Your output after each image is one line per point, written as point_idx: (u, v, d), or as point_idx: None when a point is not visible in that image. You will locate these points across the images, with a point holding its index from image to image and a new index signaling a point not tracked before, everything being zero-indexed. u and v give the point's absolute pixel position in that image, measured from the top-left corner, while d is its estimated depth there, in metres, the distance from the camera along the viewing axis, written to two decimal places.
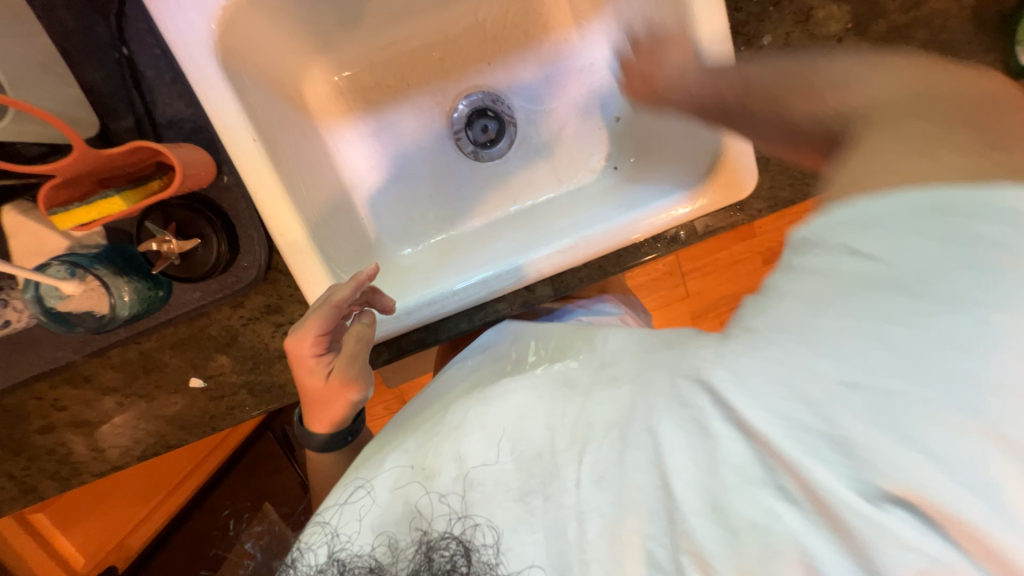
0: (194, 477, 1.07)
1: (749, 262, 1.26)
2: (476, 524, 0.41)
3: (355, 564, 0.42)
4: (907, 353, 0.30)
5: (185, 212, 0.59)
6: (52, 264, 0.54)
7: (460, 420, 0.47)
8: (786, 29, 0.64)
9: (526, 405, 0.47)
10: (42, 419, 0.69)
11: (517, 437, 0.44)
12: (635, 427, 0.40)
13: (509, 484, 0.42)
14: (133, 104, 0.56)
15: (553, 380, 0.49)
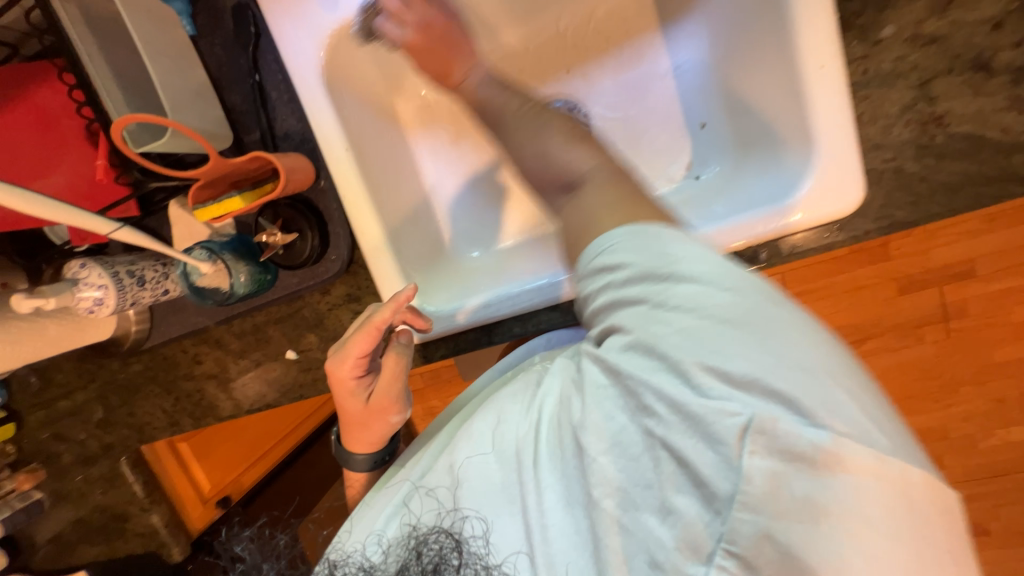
0: (295, 433, 1.24)
1: (879, 289, 0.93)
2: (464, 517, 0.47)
3: (354, 559, 0.48)
4: (732, 345, 0.35)
5: (289, 210, 0.69)
6: (195, 249, 0.68)
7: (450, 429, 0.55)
8: (917, 17, 0.53)
9: (511, 404, 0.49)
10: (186, 368, 0.87)
11: (483, 437, 0.49)
12: (565, 418, 0.44)
13: (492, 478, 0.48)
14: (260, 121, 0.68)
15: (527, 383, 0.50)
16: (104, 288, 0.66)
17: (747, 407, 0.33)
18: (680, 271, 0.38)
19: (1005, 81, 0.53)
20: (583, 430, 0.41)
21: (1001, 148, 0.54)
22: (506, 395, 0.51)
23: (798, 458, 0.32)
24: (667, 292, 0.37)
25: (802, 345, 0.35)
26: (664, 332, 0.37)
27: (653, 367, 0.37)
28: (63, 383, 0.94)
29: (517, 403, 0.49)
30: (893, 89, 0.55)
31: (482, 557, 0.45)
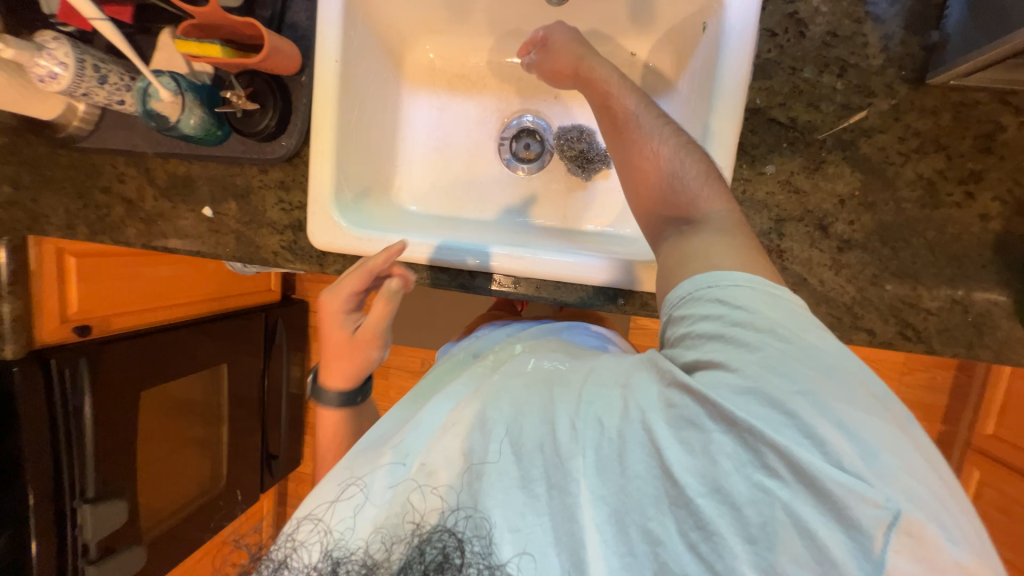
0: (171, 310, 1.39)
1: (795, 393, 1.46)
2: (465, 517, 0.47)
3: (351, 561, 0.48)
4: (837, 415, 0.39)
5: (264, 85, 0.77)
6: (166, 76, 0.73)
7: (462, 414, 0.53)
8: (792, 169, 0.66)
9: (521, 395, 0.52)
10: (105, 182, 0.90)
11: (498, 430, 0.49)
12: (632, 434, 0.44)
13: (511, 469, 0.47)
14: (275, 3, 0.76)
15: (535, 376, 0.55)
16: (63, 66, 0.70)
17: (881, 484, 0.37)
18: (740, 328, 0.45)
19: (833, 245, 0.66)
20: (625, 444, 0.44)
21: (815, 296, 0.67)
22: (521, 389, 0.53)
23: (927, 552, 0.35)
24: (697, 323, 0.48)
25: (885, 424, 0.39)
26: (760, 397, 0.41)
27: (742, 410, 0.40)
28: None
29: (530, 398, 0.51)
30: (757, 214, 0.68)
31: (484, 556, 0.45)
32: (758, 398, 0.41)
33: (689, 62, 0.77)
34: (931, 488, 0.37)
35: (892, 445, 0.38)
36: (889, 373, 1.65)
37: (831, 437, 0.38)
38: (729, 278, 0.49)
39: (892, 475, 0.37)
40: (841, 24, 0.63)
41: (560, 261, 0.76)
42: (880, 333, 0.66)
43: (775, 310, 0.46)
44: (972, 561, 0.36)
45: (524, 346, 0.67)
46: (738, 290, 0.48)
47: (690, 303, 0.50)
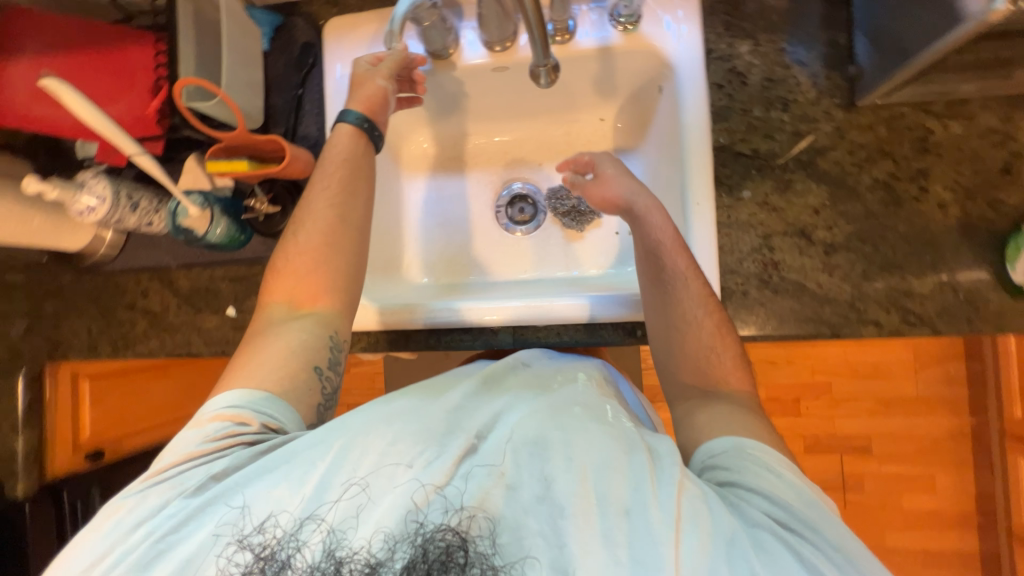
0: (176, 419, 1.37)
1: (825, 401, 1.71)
2: (471, 518, 0.49)
3: (351, 559, 0.49)
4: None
5: (283, 190, 0.85)
6: (194, 193, 0.80)
7: (535, 437, 0.54)
8: (766, 191, 0.75)
9: (605, 446, 0.53)
10: (130, 298, 0.94)
11: (582, 475, 0.50)
12: (724, 537, 0.47)
13: (584, 513, 0.49)
14: (288, 121, 0.87)
15: (629, 434, 0.55)
16: (101, 199, 0.77)
17: None
18: (781, 489, 0.52)
19: (820, 250, 0.73)
20: (716, 535, 0.47)
21: (817, 298, 0.73)
22: (606, 437, 0.54)
23: None
24: (735, 461, 0.54)
25: None
26: (821, 554, 0.47)
27: (815, 561, 0.46)
28: (8, 283, 0.99)
29: (617, 449, 0.53)
30: (745, 234, 0.75)
31: (489, 557, 0.48)
32: (801, 536, 0.48)
33: (652, 118, 0.89)
34: None
35: None
36: (904, 374, 1.68)
37: None
38: (754, 440, 0.56)
39: None
40: (775, 71, 0.76)
41: (576, 302, 0.79)
42: (886, 323, 0.71)
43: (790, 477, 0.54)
44: None
45: (587, 378, 0.65)
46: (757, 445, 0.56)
47: (727, 447, 0.56)
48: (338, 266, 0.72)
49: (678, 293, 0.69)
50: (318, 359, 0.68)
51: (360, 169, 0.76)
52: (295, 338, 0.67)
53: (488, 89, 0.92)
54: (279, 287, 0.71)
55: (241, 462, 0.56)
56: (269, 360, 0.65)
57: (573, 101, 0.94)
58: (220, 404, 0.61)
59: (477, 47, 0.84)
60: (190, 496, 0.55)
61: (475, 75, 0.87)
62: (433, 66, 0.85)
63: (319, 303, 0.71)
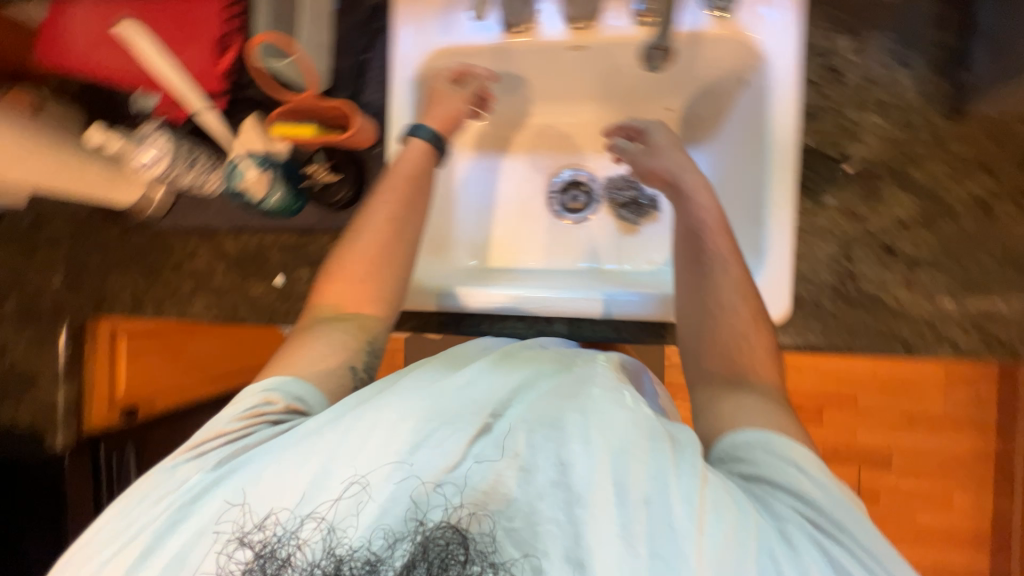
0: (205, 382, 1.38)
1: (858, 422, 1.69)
2: (472, 515, 0.47)
3: (351, 557, 0.47)
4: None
5: (343, 158, 0.82)
6: (252, 155, 0.78)
7: (541, 425, 0.49)
8: (850, 198, 0.71)
9: (621, 433, 0.48)
10: (176, 259, 0.93)
11: (600, 466, 0.46)
12: (751, 534, 0.44)
13: (590, 515, 0.45)
14: (351, 88, 0.84)
15: (647, 419, 0.49)
16: (160, 154, 0.75)
17: None
18: (807, 484, 0.49)
19: (902, 265, 0.70)
20: (739, 535, 0.44)
21: (893, 314, 0.70)
22: (618, 427, 0.48)
23: None
24: (761, 452, 0.51)
25: None
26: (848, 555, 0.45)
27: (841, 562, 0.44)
28: (53, 235, 0.98)
29: (637, 436, 0.48)
30: (824, 241, 0.72)
31: (490, 556, 0.45)
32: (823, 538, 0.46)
33: (728, 112, 0.85)
34: None
35: None
36: (933, 392, 1.65)
37: None
38: (781, 432, 0.53)
39: None
40: (874, 70, 0.71)
41: (638, 301, 0.77)
42: (964, 345, 0.68)
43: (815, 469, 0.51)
44: None
45: (607, 361, 0.57)
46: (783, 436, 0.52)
47: (752, 436, 0.53)
48: (387, 272, 0.70)
49: (715, 277, 0.69)
50: (355, 362, 0.65)
51: (421, 177, 0.75)
52: (332, 346, 0.64)
53: (557, 70, 0.87)
54: (330, 289, 0.69)
55: (261, 440, 0.55)
56: (310, 363, 0.62)
57: (645, 88, 0.90)
58: (262, 383, 0.60)
59: (556, 22, 0.79)
60: (211, 471, 0.53)
61: (549, 52, 0.82)
62: (506, 40, 0.80)
63: (363, 306, 0.69)
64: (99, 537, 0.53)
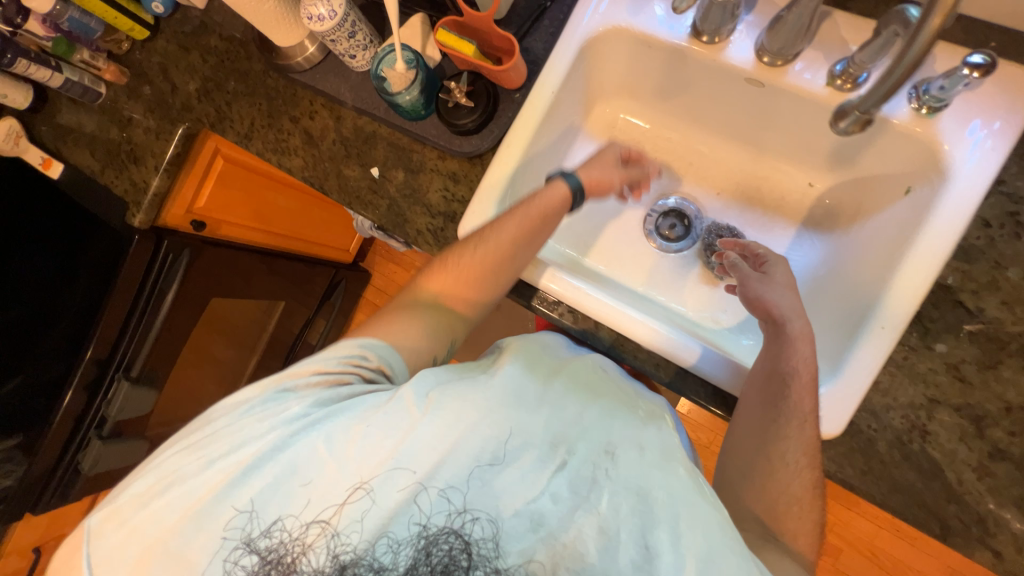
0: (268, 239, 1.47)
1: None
2: (471, 520, 0.57)
3: (359, 561, 0.55)
4: None
5: (483, 88, 0.82)
6: (407, 51, 0.79)
7: (575, 473, 0.59)
8: (964, 357, 0.65)
9: (663, 509, 0.56)
10: (299, 114, 0.98)
11: (683, 561, 0.54)
12: None
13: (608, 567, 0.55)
14: (522, 28, 0.83)
15: (690, 501, 0.57)
16: (332, 13, 0.78)
17: None
18: None
19: (984, 448, 0.63)
20: None
21: (948, 491, 0.64)
22: (649, 497, 0.57)
23: None
24: None
25: None
26: None
27: None
28: (210, 46, 1.06)
29: (679, 513, 0.56)
30: (912, 385, 0.66)
31: (493, 562, 0.56)
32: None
33: (875, 214, 0.78)
34: None
35: None
36: None
37: None
38: None
39: None
40: None
41: (702, 353, 0.74)
42: (1008, 559, 0.62)
43: None
44: None
45: (670, 424, 0.67)
46: None
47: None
48: (486, 278, 0.75)
49: (787, 429, 0.65)
50: (438, 349, 0.73)
51: (547, 219, 0.77)
52: (423, 334, 0.72)
53: (721, 96, 0.83)
54: (436, 277, 0.76)
55: (353, 394, 0.62)
56: (398, 346, 0.69)
57: (800, 151, 0.84)
58: (355, 339, 0.68)
59: (747, 51, 0.74)
60: (308, 409, 0.60)
61: (724, 75, 0.78)
62: (689, 46, 0.76)
63: (460, 305, 0.76)
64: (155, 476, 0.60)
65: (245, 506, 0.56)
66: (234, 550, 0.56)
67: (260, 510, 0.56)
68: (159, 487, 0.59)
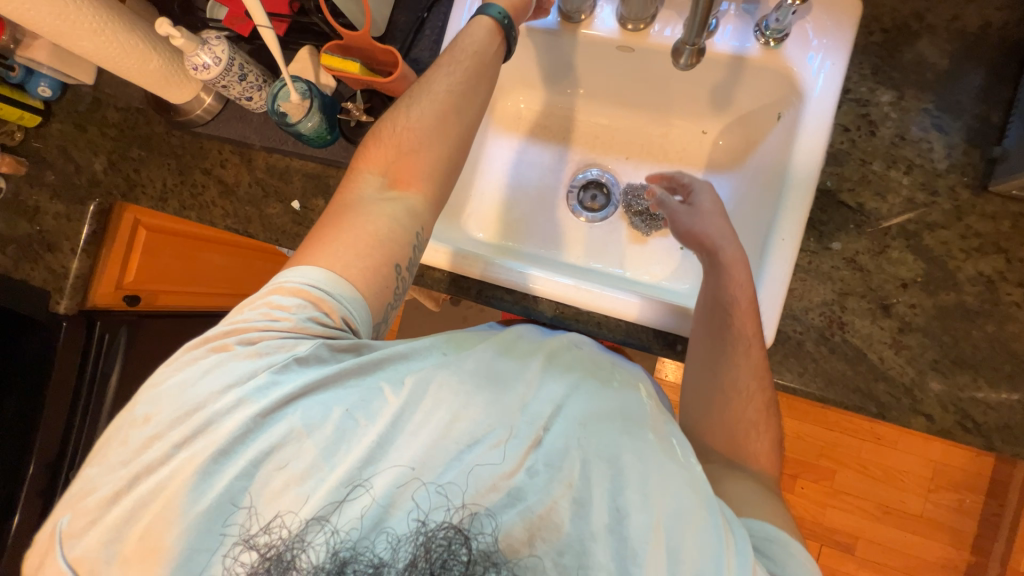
0: (209, 297, 1.46)
1: (841, 503, 1.64)
2: (472, 517, 0.49)
3: (359, 558, 0.48)
4: None
5: (381, 104, 0.86)
6: (300, 82, 0.81)
7: (572, 442, 0.53)
8: (857, 249, 0.71)
9: (663, 483, 0.50)
10: (209, 165, 0.98)
11: (655, 525, 0.48)
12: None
13: (609, 538, 0.48)
14: (405, 41, 0.88)
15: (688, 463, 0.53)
16: (216, 60, 0.80)
17: None
18: None
19: (893, 325, 0.69)
20: None
21: (874, 372, 0.69)
22: (658, 456, 0.52)
23: None
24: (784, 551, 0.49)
25: None
26: None
27: None
28: (106, 119, 1.04)
29: (674, 476, 0.50)
30: (821, 285, 0.72)
31: (490, 553, 0.48)
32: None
33: (759, 143, 0.85)
34: None
35: None
36: (914, 489, 1.60)
37: None
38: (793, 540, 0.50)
39: None
40: (909, 129, 0.72)
41: (637, 305, 0.78)
42: (939, 420, 0.67)
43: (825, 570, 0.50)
44: None
45: (647, 391, 0.61)
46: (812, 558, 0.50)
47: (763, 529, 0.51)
48: (440, 158, 0.65)
49: (735, 354, 0.66)
50: (398, 254, 0.61)
51: (460, 108, 0.66)
52: (384, 218, 0.61)
53: (603, 66, 0.89)
54: (383, 148, 0.64)
55: (320, 380, 0.54)
56: (344, 235, 0.60)
57: (685, 104, 0.91)
58: (296, 276, 0.57)
59: (610, 22, 0.81)
60: (277, 376, 0.53)
61: (598, 48, 0.85)
62: (560, 27, 0.83)
63: (412, 184, 0.64)
64: (119, 454, 0.53)
65: (216, 502, 0.50)
66: (233, 545, 0.49)
67: (253, 506, 0.50)
68: (122, 486, 0.51)
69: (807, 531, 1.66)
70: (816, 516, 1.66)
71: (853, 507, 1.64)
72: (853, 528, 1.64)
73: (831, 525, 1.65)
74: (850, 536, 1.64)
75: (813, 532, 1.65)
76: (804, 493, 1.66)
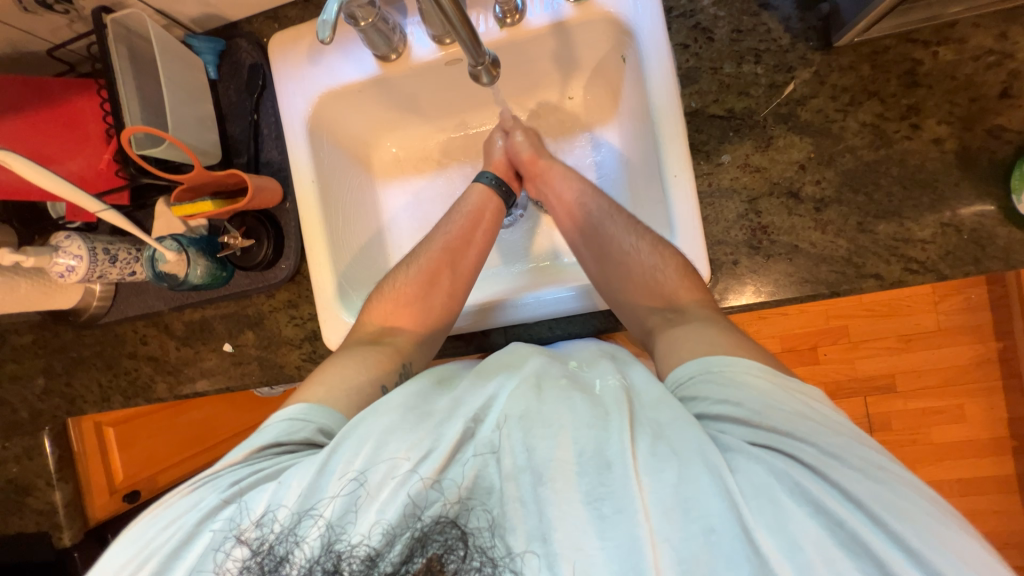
0: (208, 453, 1.44)
1: (864, 349, 1.67)
2: (470, 509, 0.49)
3: (355, 554, 0.48)
4: (816, 440, 0.48)
5: (255, 221, 0.84)
6: (169, 239, 0.79)
7: (517, 412, 0.52)
8: (746, 152, 0.71)
9: (579, 423, 0.50)
10: (131, 347, 0.96)
11: (563, 444, 0.49)
12: (671, 427, 0.50)
13: (547, 474, 0.48)
14: (250, 151, 0.85)
15: (609, 398, 0.53)
16: (79, 258, 0.77)
17: (864, 500, 0.44)
18: (772, 413, 0.49)
19: (810, 207, 0.69)
20: (686, 454, 0.47)
21: (812, 258, 0.69)
22: (579, 403, 0.52)
23: (916, 529, 0.43)
24: (700, 386, 0.54)
25: (862, 456, 0.47)
26: (766, 430, 0.49)
27: (752, 429, 0.49)
28: (16, 347, 1.00)
29: (580, 411, 0.51)
30: (730, 201, 0.72)
31: (487, 546, 0.48)
32: (788, 458, 0.47)
33: (622, 86, 0.83)
34: (877, 507, 0.44)
35: (870, 461, 0.47)
36: (923, 307, 1.63)
37: (829, 452, 0.47)
38: (707, 360, 0.55)
39: (851, 475, 0.46)
40: (741, 20, 0.71)
41: (558, 299, 0.76)
42: (887, 275, 0.68)
43: (763, 375, 0.53)
44: (943, 547, 0.43)
45: (577, 363, 0.62)
46: (744, 367, 0.54)
47: (683, 371, 0.56)
48: (426, 298, 0.76)
49: (610, 225, 0.75)
50: (385, 379, 0.68)
51: (455, 263, 0.79)
52: (354, 362, 0.68)
53: (442, 85, 0.87)
54: (378, 313, 0.76)
55: (256, 481, 0.55)
56: (347, 372, 0.66)
57: (537, 83, 0.89)
58: (284, 412, 0.62)
59: (426, 42, 0.79)
60: (219, 493, 0.55)
61: (428, 72, 0.83)
62: (381, 69, 0.81)
63: (406, 326, 0.75)
64: None
65: None
66: (222, 548, 0.51)
67: (244, 507, 0.53)
68: None
69: (847, 390, 1.70)
70: (848, 372, 1.69)
71: (877, 349, 1.67)
72: (887, 368, 1.67)
73: (866, 374, 1.68)
74: (887, 375, 1.67)
75: (852, 389, 1.69)
76: (829, 358, 1.69)
